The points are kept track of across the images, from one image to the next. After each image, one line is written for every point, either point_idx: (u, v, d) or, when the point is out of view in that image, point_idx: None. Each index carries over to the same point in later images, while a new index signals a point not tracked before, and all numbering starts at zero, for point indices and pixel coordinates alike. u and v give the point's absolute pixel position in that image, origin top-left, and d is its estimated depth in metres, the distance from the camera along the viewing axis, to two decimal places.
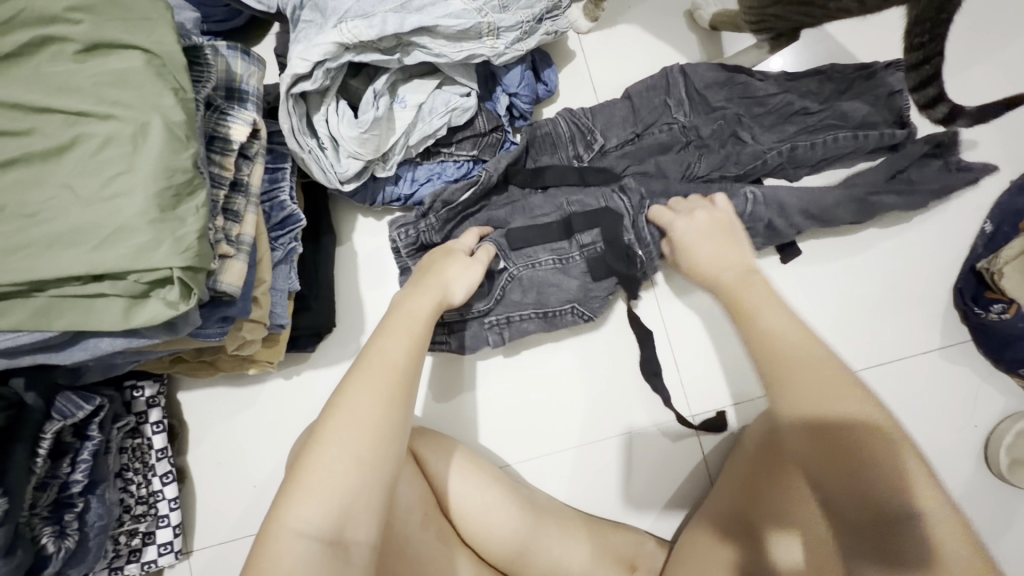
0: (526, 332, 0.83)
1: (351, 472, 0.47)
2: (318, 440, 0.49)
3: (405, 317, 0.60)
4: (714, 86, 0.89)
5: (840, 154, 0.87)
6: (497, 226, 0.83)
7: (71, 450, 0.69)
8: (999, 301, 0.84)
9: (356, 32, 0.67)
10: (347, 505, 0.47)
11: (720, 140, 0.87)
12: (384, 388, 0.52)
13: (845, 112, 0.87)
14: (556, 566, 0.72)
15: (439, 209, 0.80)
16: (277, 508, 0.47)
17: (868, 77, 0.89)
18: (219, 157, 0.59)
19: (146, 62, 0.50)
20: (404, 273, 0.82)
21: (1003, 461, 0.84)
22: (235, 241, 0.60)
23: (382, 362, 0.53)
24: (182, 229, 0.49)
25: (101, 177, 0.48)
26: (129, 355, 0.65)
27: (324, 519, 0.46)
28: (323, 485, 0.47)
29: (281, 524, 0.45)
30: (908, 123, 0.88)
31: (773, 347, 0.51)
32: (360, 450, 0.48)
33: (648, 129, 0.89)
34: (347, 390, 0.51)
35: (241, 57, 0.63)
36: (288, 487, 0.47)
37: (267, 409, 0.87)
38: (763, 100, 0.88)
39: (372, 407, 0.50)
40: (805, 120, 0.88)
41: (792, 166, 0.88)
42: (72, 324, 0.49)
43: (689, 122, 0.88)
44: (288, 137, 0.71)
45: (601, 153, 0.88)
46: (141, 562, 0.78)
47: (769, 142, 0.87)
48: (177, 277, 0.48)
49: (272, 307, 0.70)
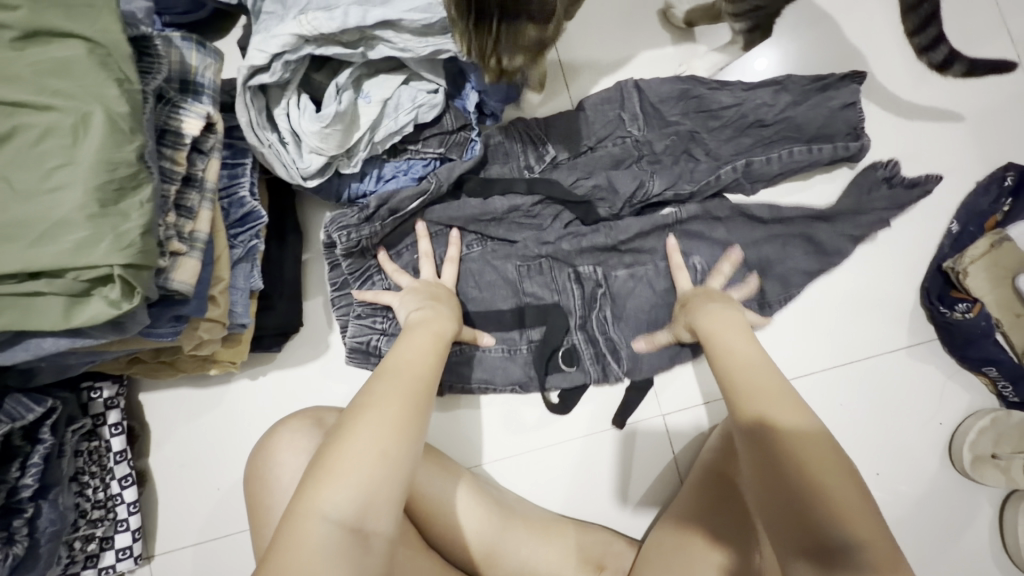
0: (488, 363, 0.85)
1: (376, 462, 0.47)
2: (348, 431, 0.49)
3: (428, 337, 0.64)
4: (669, 100, 0.90)
5: (798, 168, 0.90)
6: (438, 227, 0.86)
7: (21, 454, 0.67)
8: (963, 300, 0.87)
9: (316, 24, 0.65)
10: (373, 497, 0.46)
11: (673, 157, 0.89)
12: (406, 392, 0.53)
13: (800, 125, 0.89)
14: (523, 567, 0.72)
15: (384, 216, 0.80)
16: (301, 495, 0.46)
17: (822, 89, 0.90)
18: (171, 151, 0.57)
19: (89, 52, 0.48)
20: (337, 266, 0.83)
21: (967, 457, 0.85)
22: (188, 239, 0.58)
23: (403, 370, 0.56)
24: (124, 224, 0.47)
25: (40, 171, 0.46)
26: (83, 354, 0.64)
27: (350, 504, 0.45)
28: (351, 480, 0.46)
29: (310, 511, 0.44)
30: (862, 135, 0.90)
31: (738, 384, 0.60)
32: (386, 444, 0.48)
33: (600, 142, 0.90)
34: (374, 394, 0.52)
35: (196, 49, 0.61)
36: (312, 478, 0.46)
37: (232, 410, 0.85)
38: (717, 114, 0.90)
39: (394, 409, 0.51)
40: (760, 132, 0.89)
41: (748, 181, 0.90)
42: (8, 324, 0.47)
43: (643, 136, 0.90)
44: (246, 130, 0.69)
45: (554, 165, 0.89)
46: (98, 567, 0.76)
47: (726, 156, 0.89)
48: (118, 275, 0.46)
49: (231, 306, 0.68)
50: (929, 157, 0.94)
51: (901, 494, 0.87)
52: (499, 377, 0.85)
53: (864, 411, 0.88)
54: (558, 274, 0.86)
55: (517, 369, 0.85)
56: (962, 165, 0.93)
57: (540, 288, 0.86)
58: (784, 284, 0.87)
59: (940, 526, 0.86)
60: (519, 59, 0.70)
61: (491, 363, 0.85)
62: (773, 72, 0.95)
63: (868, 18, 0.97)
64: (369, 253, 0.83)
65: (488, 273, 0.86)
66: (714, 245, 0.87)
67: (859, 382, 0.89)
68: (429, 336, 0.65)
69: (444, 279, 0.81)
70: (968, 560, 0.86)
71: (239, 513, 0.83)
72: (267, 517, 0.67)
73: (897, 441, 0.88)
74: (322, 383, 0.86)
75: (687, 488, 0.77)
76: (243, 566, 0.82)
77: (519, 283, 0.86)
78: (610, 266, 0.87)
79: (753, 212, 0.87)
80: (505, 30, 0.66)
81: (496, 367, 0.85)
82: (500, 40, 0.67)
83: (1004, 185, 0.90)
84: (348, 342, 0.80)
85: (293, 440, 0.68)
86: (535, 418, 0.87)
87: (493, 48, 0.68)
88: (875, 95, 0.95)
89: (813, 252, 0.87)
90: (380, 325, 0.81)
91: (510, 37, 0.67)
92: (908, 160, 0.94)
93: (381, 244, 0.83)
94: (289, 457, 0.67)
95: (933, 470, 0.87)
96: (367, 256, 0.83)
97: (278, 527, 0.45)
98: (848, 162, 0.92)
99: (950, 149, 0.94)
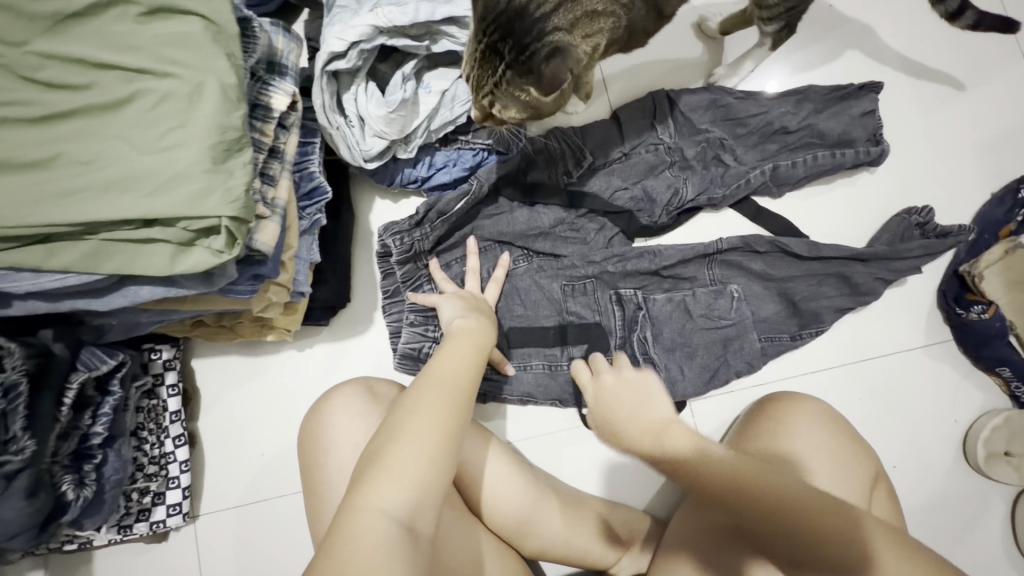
0: (529, 380, 0.88)
1: (426, 467, 0.50)
2: (396, 433, 0.52)
3: (466, 343, 0.66)
4: (700, 109, 0.96)
5: (821, 172, 0.95)
6: (482, 237, 0.91)
7: (93, 403, 0.71)
8: (978, 302, 0.91)
9: (390, 17, 0.72)
10: (422, 496, 0.50)
11: (703, 162, 0.95)
12: (449, 398, 0.55)
13: (823, 131, 0.95)
14: (555, 539, 0.76)
15: (433, 219, 0.86)
16: (356, 491, 0.49)
17: (843, 98, 0.96)
18: (260, 123, 0.63)
19: (204, 28, 0.54)
20: (390, 276, 0.88)
21: (981, 454, 0.88)
22: (270, 204, 0.63)
23: (445, 377, 0.58)
24: (231, 181, 0.52)
25: (157, 130, 0.52)
26: (153, 313, 0.68)
27: (405, 502, 0.49)
28: (403, 479, 0.49)
29: (364, 506, 0.47)
30: (882, 141, 0.95)
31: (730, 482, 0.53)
32: (433, 451, 0.51)
33: (635, 149, 0.95)
34: (420, 397, 0.55)
35: (283, 34, 0.67)
36: (367, 472, 0.50)
37: (277, 379, 0.89)
38: (745, 121, 0.95)
39: (442, 413, 0.54)
40: (786, 138, 0.95)
41: (775, 184, 0.95)
42: (120, 267, 0.52)
43: (674, 143, 0.95)
44: (319, 112, 0.75)
45: (591, 170, 0.94)
46: (150, 521, 0.80)
47: (752, 161, 0.95)
48: (225, 227, 0.52)
49: (296, 274, 0.73)
50: (945, 168, 0.99)
51: (917, 487, 0.90)
52: (541, 390, 0.88)
53: (881, 408, 0.92)
54: (600, 296, 0.91)
55: (558, 385, 0.89)
56: (976, 177, 0.99)
57: (580, 303, 0.91)
58: (808, 280, 0.91)
59: (955, 521, 0.89)
60: (510, 113, 0.74)
61: (528, 380, 0.88)
62: (798, 81, 1.01)
63: (887, 36, 1.04)
64: (421, 260, 0.88)
65: (534, 291, 0.91)
66: (744, 255, 0.92)
67: (875, 379, 0.93)
68: (471, 341, 0.67)
69: (486, 295, 0.86)
70: (982, 554, 0.88)
71: (283, 479, 0.87)
72: (321, 476, 0.70)
73: (913, 436, 0.91)
74: (365, 359, 0.90)
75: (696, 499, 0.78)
76: (283, 530, 0.85)
77: (562, 302, 0.91)
78: (650, 288, 0.92)
79: (792, 248, 0.90)
80: (506, 83, 0.70)
81: (540, 386, 0.88)
82: (499, 89, 0.71)
83: (1018, 198, 0.96)
84: (401, 348, 0.84)
85: (348, 401, 0.73)
86: (570, 432, 0.90)
87: (489, 88, 0.72)
88: (892, 109, 1.01)
89: (843, 287, 0.91)
90: (432, 333, 0.85)
91: (509, 91, 0.71)
92: (925, 170, 0.99)
93: (432, 248, 0.88)
94: (342, 418, 0.72)
95: (947, 466, 0.91)
96: (419, 263, 0.88)
97: (333, 518, 0.48)
98: (868, 165, 0.97)
99: (963, 161, 1.00)
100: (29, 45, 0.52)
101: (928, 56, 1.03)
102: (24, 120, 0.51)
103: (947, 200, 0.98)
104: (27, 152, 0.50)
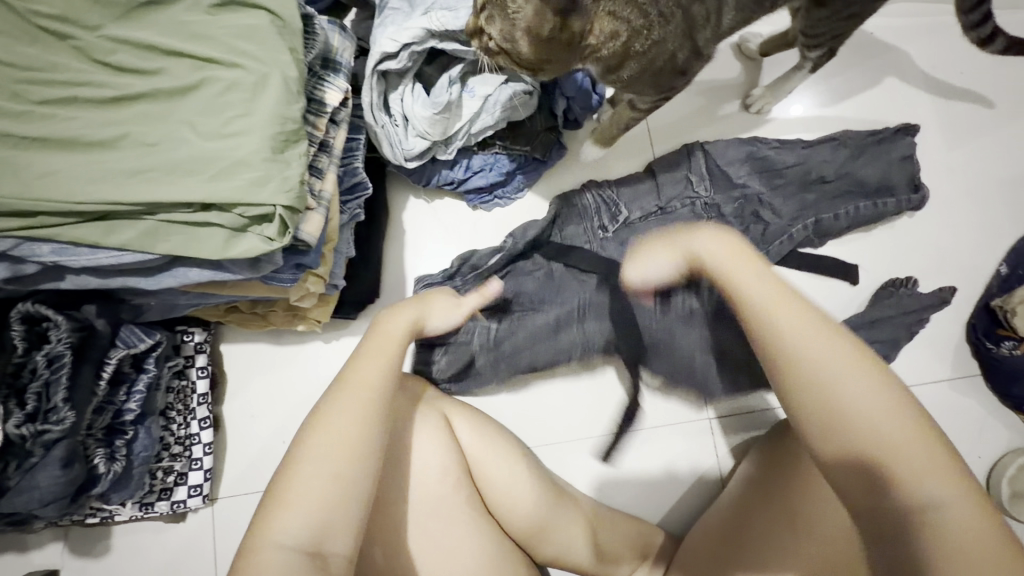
0: (530, 341, 0.88)
1: (325, 491, 0.53)
2: (292, 465, 0.54)
3: (389, 339, 0.66)
4: (736, 161, 0.95)
5: (863, 221, 0.94)
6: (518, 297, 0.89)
7: (127, 379, 0.73)
8: (1009, 338, 0.89)
9: (443, 20, 0.74)
10: (322, 523, 0.52)
11: (741, 218, 0.93)
12: (349, 412, 0.57)
13: (861, 179, 0.94)
14: (567, 553, 0.76)
15: (466, 272, 0.88)
16: (257, 529, 0.52)
17: (879, 142, 0.96)
18: (314, 117, 0.65)
19: (270, 22, 0.57)
20: None
21: (1005, 492, 0.87)
22: (316, 195, 0.64)
23: (355, 385, 0.60)
24: (287, 171, 0.54)
25: (222, 118, 0.54)
26: (193, 296, 0.69)
27: (301, 533, 0.51)
28: (300, 510, 0.52)
29: (263, 540, 0.50)
30: (921, 185, 0.95)
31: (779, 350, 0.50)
32: (333, 470, 0.54)
33: (670, 204, 0.94)
34: (320, 420, 0.57)
35: (339, 32, 0.69)
36: (269, 505, 0.53)
37: (311, 368, 0.91)
38: (782, 172, 0.95)
39: (339, 438, 0.55)
40: (824, 188, 0.94)
41: (817, 235, 0.94)
42: (173, 248, 0.53)
43: (710, 197, 0.94)
44: (367, 110, 0.77)
45: (626, 225, 0.93)
46: (171, 501, 0.81)
47: (791, 213, 0.93)
48: (279, 215, 0.53)
49: (332, 267, 0.74)
50: (981, 202, 0.99)
51: None
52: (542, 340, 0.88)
53: None
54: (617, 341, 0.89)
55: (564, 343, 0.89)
56: (1012, 212, 0.98)
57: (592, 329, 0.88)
58: None
59: None
60: (494, 24, 0.70)
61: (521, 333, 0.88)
62: (834, 106, 1.02)
63: (927, 67, 1.04)
64: None
65: (551, 344, 0.88)
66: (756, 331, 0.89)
67: None
68: (386, 340, 0.66)
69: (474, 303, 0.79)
70: None
71: None
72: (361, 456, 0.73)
73: None
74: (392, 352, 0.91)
75: (724, 499, 0.77)
76: None
77: (577, 349, 0.89)
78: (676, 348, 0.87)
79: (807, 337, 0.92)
80: None
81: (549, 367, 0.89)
82: None
83: None
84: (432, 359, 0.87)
85: None
86: (601, 436, 0.89)
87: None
88: (927, 140, 1.01)
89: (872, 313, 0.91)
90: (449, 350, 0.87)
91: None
92: (960, 203, 0.99)
93: None
94: None
95: None
96: None
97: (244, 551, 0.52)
98: (907, 211, 0.97)
99: (999, 196, 0.99)
100: (103, 30, 0.55)
101: (965, 91, 1.03)
102: (96, 100, 0.53)
103: (982, 234, 0.98)
104: (97, 131, 0.52)
